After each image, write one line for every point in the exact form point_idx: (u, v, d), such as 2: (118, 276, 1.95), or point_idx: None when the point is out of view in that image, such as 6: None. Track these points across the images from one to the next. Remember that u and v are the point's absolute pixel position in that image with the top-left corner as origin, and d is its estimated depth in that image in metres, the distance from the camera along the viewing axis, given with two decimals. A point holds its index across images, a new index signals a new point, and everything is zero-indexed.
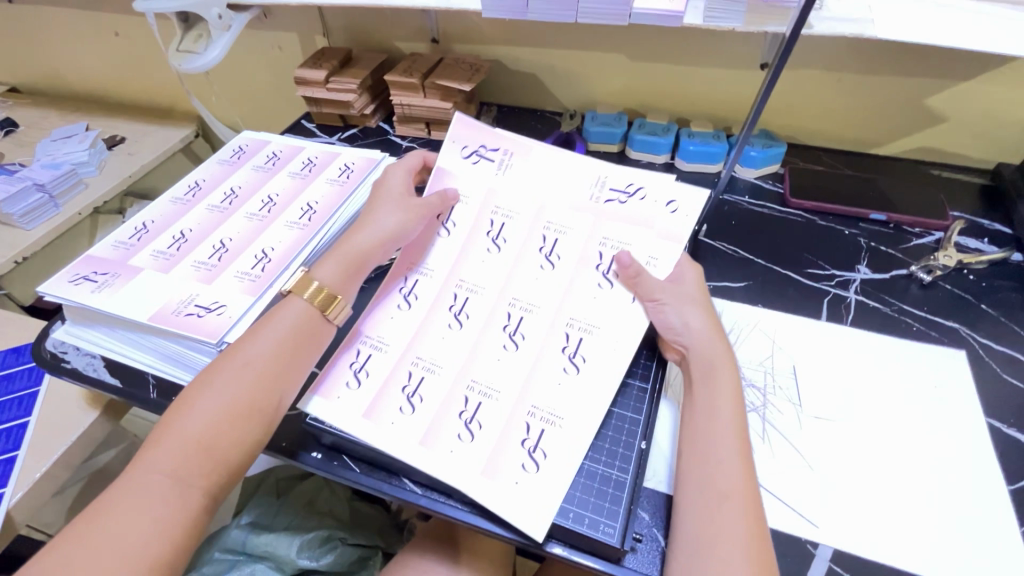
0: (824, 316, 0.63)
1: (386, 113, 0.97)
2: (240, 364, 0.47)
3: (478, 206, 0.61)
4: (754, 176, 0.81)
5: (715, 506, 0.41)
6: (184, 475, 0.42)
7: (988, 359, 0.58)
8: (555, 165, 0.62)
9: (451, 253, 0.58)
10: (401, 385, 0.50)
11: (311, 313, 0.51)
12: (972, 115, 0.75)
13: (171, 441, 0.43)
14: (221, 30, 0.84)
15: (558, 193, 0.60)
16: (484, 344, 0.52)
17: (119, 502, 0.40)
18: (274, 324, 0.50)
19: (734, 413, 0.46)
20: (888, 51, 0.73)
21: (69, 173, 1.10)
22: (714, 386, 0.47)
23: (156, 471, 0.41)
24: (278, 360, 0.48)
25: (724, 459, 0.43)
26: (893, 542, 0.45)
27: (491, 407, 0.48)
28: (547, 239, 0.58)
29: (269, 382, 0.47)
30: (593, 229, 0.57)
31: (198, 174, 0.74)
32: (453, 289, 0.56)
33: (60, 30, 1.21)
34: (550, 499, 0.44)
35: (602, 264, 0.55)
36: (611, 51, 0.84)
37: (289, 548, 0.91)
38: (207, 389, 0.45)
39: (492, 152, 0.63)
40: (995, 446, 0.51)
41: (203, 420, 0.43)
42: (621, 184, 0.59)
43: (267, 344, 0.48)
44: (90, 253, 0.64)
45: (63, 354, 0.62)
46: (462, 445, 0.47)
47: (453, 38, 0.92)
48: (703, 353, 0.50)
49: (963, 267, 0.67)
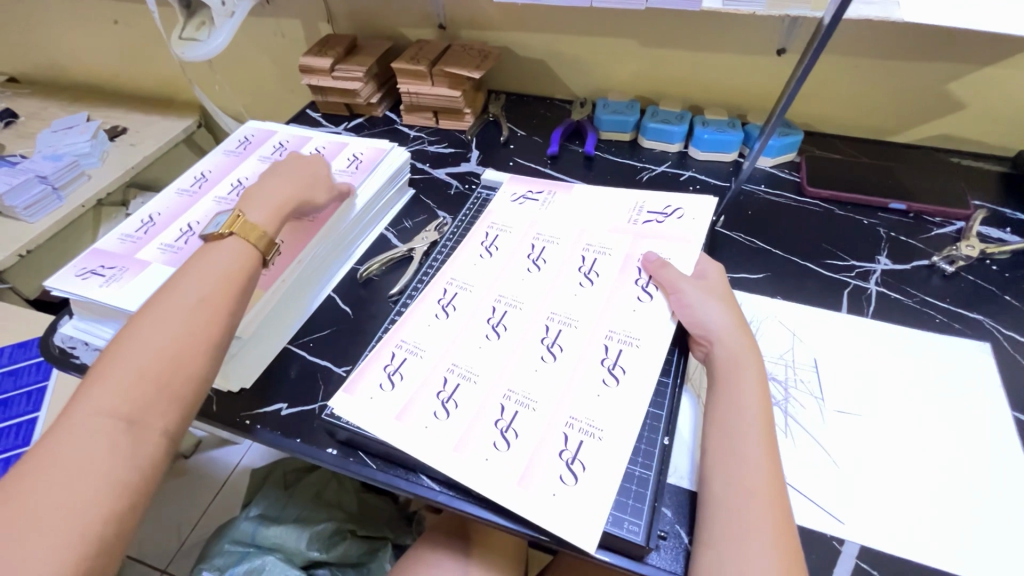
0: (845, 308, 0.62)
1: (393, 102, 0.95)
2: (180, 301, 0.46)
3: (522, 234, 0.63)
4: (770, 164, 0.80)
5: (741, 504, 0.40)
6: (132, 414, 0.40)
7: (1013, 351, 0.57)
8: (596, 199, 0.66)
9: (490, 273, 0.59)
10: (437, 389, 0.50)
11: (249, 251, 0.51)
12: (994, 101, 0.74)
13: (110, 380, 0.41)
14: (224, 18, 0.82)
15: (596, 220, 0.63)
16: (519, 353, 0.52)
17: (64, 443, 0.38)
18: (210, 265, 0.49)
19: (760, 409, 0.45)
20: (910, 35, 0.71)
21: (71, 164, 1.09)
22: (737, 383, 0.46)
23: (96, 410, 0.40)
24: (219, 295, 0.47)
25: (752, 455, 0.42)
26: (920, 539, 0.44)
27: (529, 416, 0.47)
28: (587, 259, 0.59)
29: (213, 316, 0.46)
30: (631, 249, 0.59)
31: (204, 165, 0.73)
32: (492, 303, 0.56)
33: (58, 18, 1.19)
34: (575, 499, 0.42)
35: (640, 278, 0.56)
36: (623, 37, 0.82)
37: (298, 541, 0.94)
38: (145, 326, 0.44)
39: (537, 195, 0.68)
40: (1021, 439, 0.50)
41: (143, 356, 0.42)
42: (658, 207, 0.63)
43: (204, 281, 0.48)
44: (97, 246, 0.63)
45: (72, 350, 0.61)
46: (497, 453, 0.45)
47: (461, 23, 0.90)
48: (725, 349, 0.49)
49: (985, 257, 0.66)
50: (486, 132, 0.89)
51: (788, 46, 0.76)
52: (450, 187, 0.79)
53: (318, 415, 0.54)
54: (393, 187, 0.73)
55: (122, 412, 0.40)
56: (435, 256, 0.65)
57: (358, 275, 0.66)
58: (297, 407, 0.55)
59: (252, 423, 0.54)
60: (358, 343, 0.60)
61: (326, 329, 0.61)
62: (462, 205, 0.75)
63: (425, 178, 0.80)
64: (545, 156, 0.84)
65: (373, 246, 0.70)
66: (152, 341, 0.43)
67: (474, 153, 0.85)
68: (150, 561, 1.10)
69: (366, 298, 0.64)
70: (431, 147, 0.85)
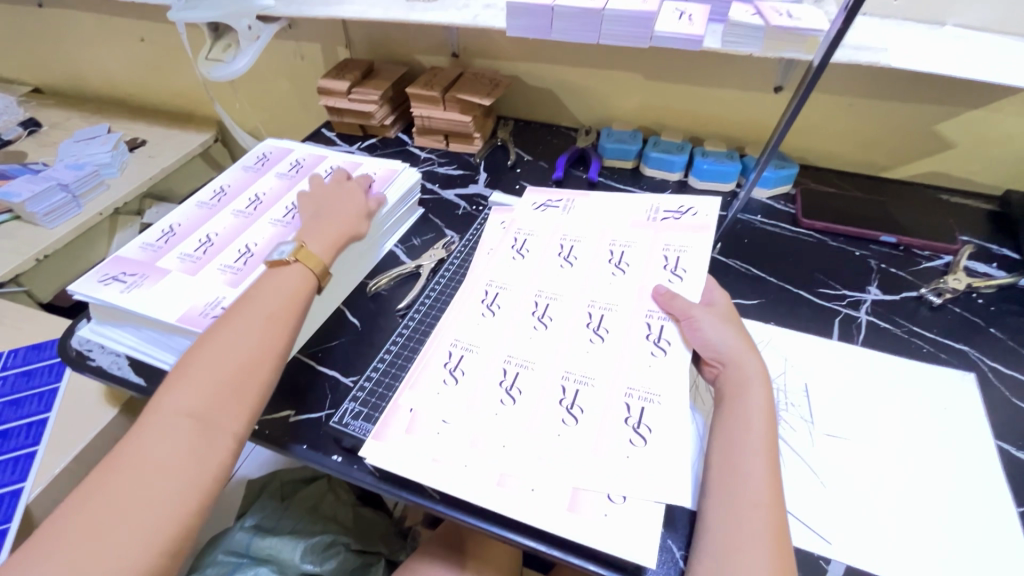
0: (835, 335, 0.64)
1: (406, 124, 0.99)
2: (252, 313, 0.50)
3: (550, 236, 0.67)
4: (767, 196, 0.83)
5: (743, 514, 0.42)
6: (210, 418, 0.43)
7: (997, 381, 0.59)
8: (613, 205, 0.69)
9: (527, 271, 0.63)
10: (498, 379, 0.53)
11: (308, 277, 0.55)
12: (981, 143, 0.77)
13: (187, 384, 0.44)
14: (250, 41, 0.86)
15: (620, 223, 0.67)
16: (567, 344, 0.55)
17: (135, 448, 0.41)
18: (277, 283, 0.53)
19: (765, 425, 0.47)
20: (900, 79, 0.74)
21: (92, 173, 1.13)
22: (746, 399, 0.48)
23: (179, 409, 0.43)
24: (280, 312, 0.50)
25: (754, 471, 0.44)
26: (903, 561, 0.46)
27: (530, 375, 0.53)
28: (615, 253, 0.63)
29: (273, 334, 0.49)
30: (654, 240, 0.64)
31: (223, 180, 0.76)
32: (533, 298, 0.60)
33: (88, 35, 1.24)
34: (559, 501, 0.45)
35: (668, 265, 0.61)
36: (628, 71, 0.87)
37: (293, 553, 0.93)
38: (219, 338, 0.48)
39: (556, 203, 0.72)
40: (1005, 467, 0.52)
41: (212, 366, 0.45)
42: (673, 207, 0.67)
43: (275, 296, 0.51)
44: (119, 253, 0.65)
45: (88, 352, 0.63)
46: (567, 428, 0.49)
47: (473, 53, 0.94)
48: (738, 370, 0.50)
49: (972, 291, 0.69)
50: (494, 156, 0.92)
51: (784, 83, 0.80)
52: (458, 208, 0.82)
53: (325, 423, 0.56)
54: (403, 206, 0.76)
55: (197, 412, 0.43)
56: (443, 274, 0.69)
57: (367, 289, 0.69)
58: (304, 414, 0.57)
59: (262, 429, 0.55)
60: (365, 352, 0.62)
61: (336, 338, 0.64)
62: (469, 226, 0.78)
63: (434, 198, 0.84)
64: (550, 179, 0.87)
65: (382, 262, 0.73)
66: (229, 351, 0.46)
67: (482, 175, 0.88)
68: None
69: (374, 311, 0.67)
70: (441, 169, 0.89)
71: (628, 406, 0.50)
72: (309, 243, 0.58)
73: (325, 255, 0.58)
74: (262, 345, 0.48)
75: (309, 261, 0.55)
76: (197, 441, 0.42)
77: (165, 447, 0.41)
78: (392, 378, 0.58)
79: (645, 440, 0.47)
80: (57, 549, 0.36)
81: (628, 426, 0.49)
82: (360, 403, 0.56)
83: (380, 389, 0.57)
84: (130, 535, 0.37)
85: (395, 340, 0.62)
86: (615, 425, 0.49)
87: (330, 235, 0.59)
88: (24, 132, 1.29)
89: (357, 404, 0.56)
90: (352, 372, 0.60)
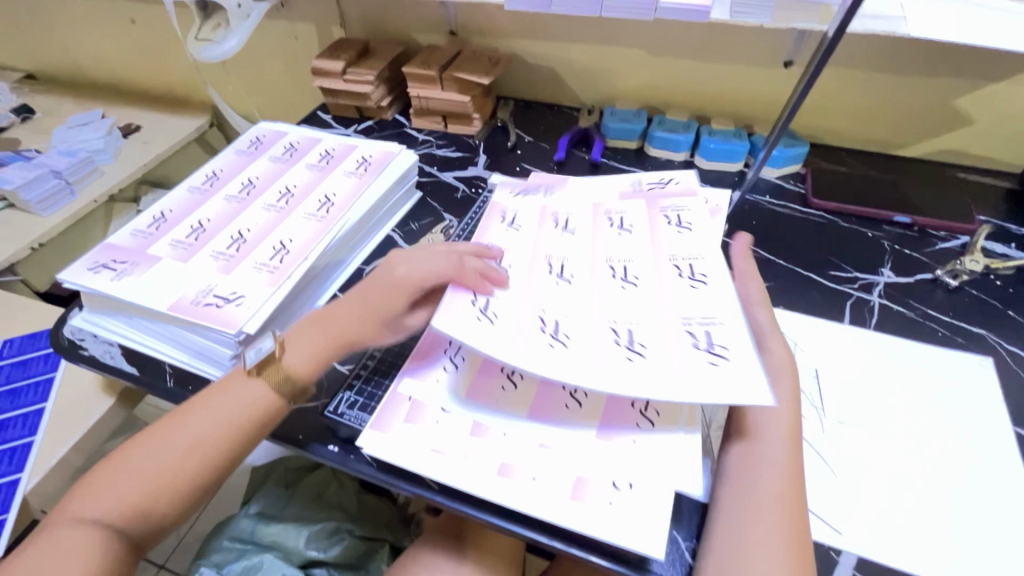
0: (846, 319, 0.62)
1: (403, 105, 0.96)
2: (219, 408, 0.47)
3: (539, 213, 0.63)
4: (776, 175, 0.80)
5: (764, 504, 0.40)
6: (142, 508, 0.43)
7: (1015, 366, 0.57)
8: (602, 183, 0.68)
9: (527, 241, 0.59)
10: (499, 364, 0.52)
11: (269, 399, 0.49)
12: (1001, 118, 0.74)
13: (140, 468, 0.44)
14: (240, 19, 0.83)
15: (608, 194, 0.66)
16: (600, 290, 0.52)
17: (79, 518, 0.42)
18: (252, 381, 0.49)
19: (791, 415, 0.46)
20: (917, 51, 0.71)
21: (85, 160, 1.11)
22: (777, 389, 0.47)
23: (124, 492, 0.43)
24: (249, 414, 0.48)
25: (771, 463, 0.42)
26: (917, 552, 0.44)
27: (575, 321, 0.49)
28: (613, 218, 0.62)
29: (235, 434, 0.47)
30: (650, 206, 0.63)
31: (215, 164, 0.74)
32: (544, 261, 0.56)
33: (78, 18, 1.21)
34: (558, 490, 0.43)
35: (671, 222, 0.60)
36: (632, 47, 0.83)
37: (297, 539, 0.93)
38: (184, 423, 0.46)
39: (535, 185, 0.69)
40: (1023, 455, 0.50)
41: (166, 458, 0.44)
42: (656, 180, 0.67)
43: (248, 392, 0.48)
44: (109, 241, 0.63)
45: (80, 341, 0.62)
46: (571, 413, 0.48)
47: (471, 30, 0.91)
48: (776, 359, 0.49)
49: (989, 272, 0.66)
50: (494, 138, 0.90)
51: (795, 57, 0.77)
52: (457, 191, 0.80)
53: (320, 413, 0.54)
54: (401, 188, 0.74)
55: (137, 501, 0.43)
56: None
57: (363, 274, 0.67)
58: (302, 403, 0.55)
59: None
60: None
61: None
62: (468, 209, 0.76)
63: (432, 181, 0.81)
64: (551, 162, 0.84)
65: (379, 247, 0.71)
66: (185, 444, 0.45)
67: (482, 157, 0.86)
68: (148, 556, 1.10)
69: None
70: (439, 152, 0.86)
71: None
72: (291, 354, 0.51)
73: (308, 355, 0.51)
74: (219, 441, 0.46)
75: (274, 376, 0.50)
76: (123, 529, 0.42)
77: (99, 528, 0.41)
78: (388, 365, 0.57)
79: (654, 424, 0.46)
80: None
81: (636, 410, 0.47)
82: (356, 393, 0.55)
83: (377, 377, 0.56)
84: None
85: None
86: (621, 416, 0.47)
87: (320, 345, 0.52)
88: (16, 119, 1.26)
89: (353, 393, 0.55)
90: (349, 359, 0.59)
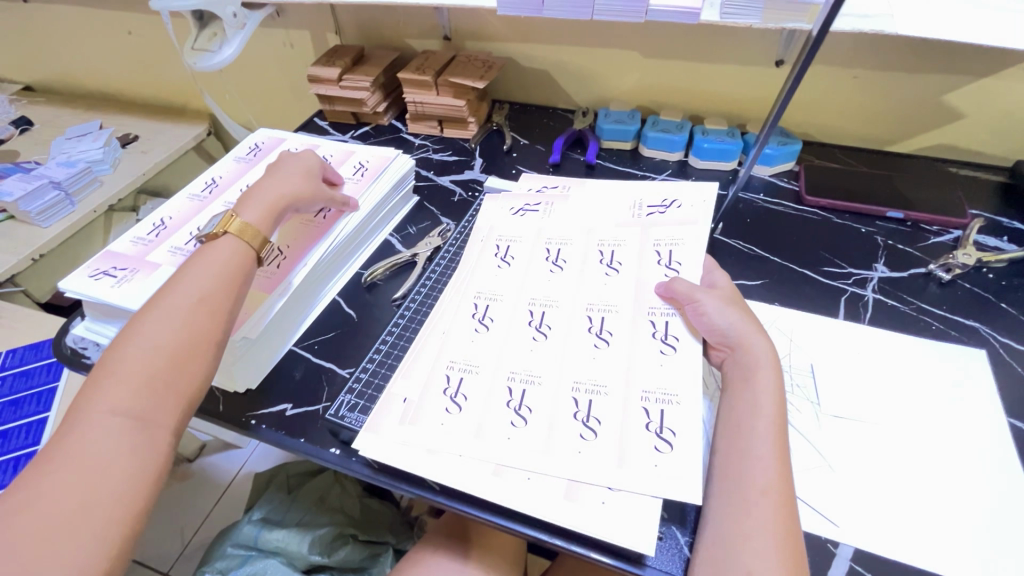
0: (841, 314, 0.63)
1: (399, 111, 0.97)
2: (178, 298, 0.46)
3: (533, 241, 0.64)
4: (769, 173, 0.81)
5: (751, 500, 0.41)
6: (145, 413, 0.41)
7: (1007, 357, 0.58)
8: (602, 200, 0.67)
9: (515, 279, 0.60)
10: (505, 400, 0.50)
11: (244, 250, 0.52)
12: (990, 112, 0.75)
13: (116, 382, 0.41)
14: (236, 29, 0.84)
15: (604, 218, 0.65)
16: (571, 350, 0.52)
17: (69, 453, 0.38)
18: (214, 256, 0.51)
19: (775, 411, 0.45)
20: (907, 47, 0.72)
21: (84, 170, 1.12)
22: (753, 385, 0.46)
23: (109, 410, 0.40)
24: (213, 294, 0.48)
25: (763, 457, 0.42)
26: (913, 542, 0.45)
27: (604, 401, 0.48)
28: (605, 253, 0.61)
29: (209, 317, 0.47)
30: (644, 236, 0.61)
31: (215, 172, 0.75)
32: (527, 306, 0.57)
33: (74, 30, 1.22)
34: (554, 487, 0.44)
35: (662, 260, 0.58)
36: (624, 48, 0.84)
37: (300, 545, 0.94)
38: (139, 328, 0.44)
39: (535, 206, 0.68)
40: (1017, 446, 0.51)
41: (142, 359, 0.42)
42: (657, 201, 0.65)
43: (206, 278, 0.48)
44: (109, 248, 0.64)
45: (83, 350, 0.62)
46: (587, 444, 0.46)
47: (465, 35, 0.92)
48: (747, 353, 0.48)
49: (982, 266, 0.67)
50: (489, 141, 0.90)
51: (787, 57, 0.78)
52: (453, 195, 0.80)
53: (322, 416, 0.55)
54: (397, 194, 0.75)
55: (131, 411, 0.41)
56: (438, 262, 0.68)
57: (362, 279, 0.68)
58: (302, 408, 0.56)
59: (256, 422, 0.55)
60: (362, 344, 0.61)
61: (331, 331, 0.63)
62: (464, 212, 0.77)
63: (429, 186, 0.82)
64: (547, 164, 0.85)
65: (378, 251, 0.72)
66: (156, 344, 0.43)
67: (477, 161, 0.86)
68: (153, 564, 1.11)
69: (370, 302, 0.65)
70: (437, 156, 0.87)
71: (647, 410, 0.47)
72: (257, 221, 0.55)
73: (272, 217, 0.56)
74: (196, 328, 0.46)
75: (244, 233, 0.53)
76: (137, 440, 0.40)
77: (102, 450, 0.38)
78: (387, 370, 0.57)
79: (671, 446, 0.45)
80: (20, 545, 0.34)
81: (651, 432, 0.46)
82: (356, 396, 0.55)
83: (376, 380, 0.56)
84: (90, 541, 0.36)
85: (391, 329, 0.61)
86: (617, 416, 0.47)
87: (265, 201, 0.57)
88: (15, 131, 1.28)
89: (353, 396, 0.55)
90: (350, 364, 0.59)
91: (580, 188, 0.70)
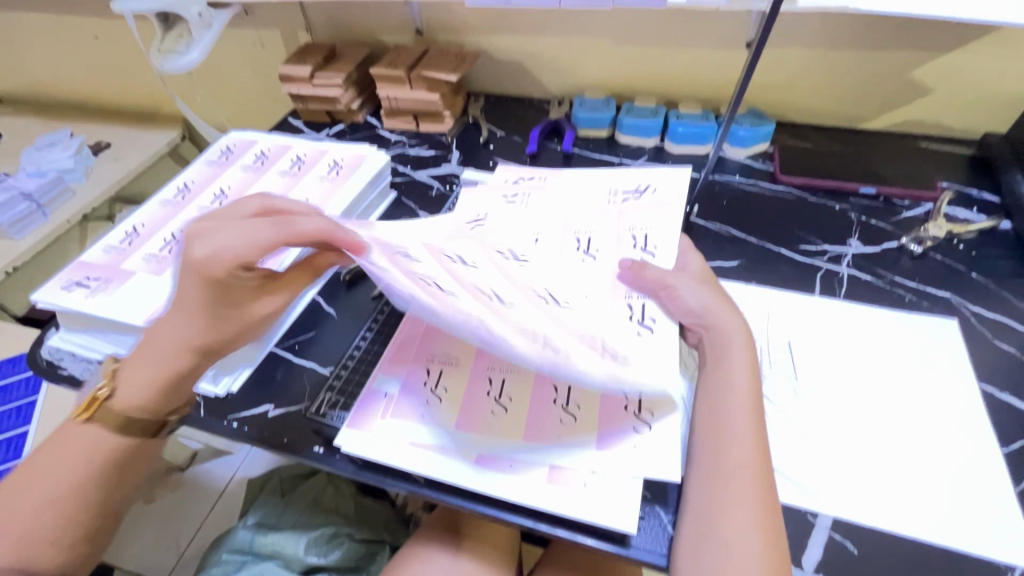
0: (817, 291, 0.63)
1: (373, 107, 0.96)
2: None
3: (510, 232, 0.64)
4: (744, 155, 0.82)
5: (729, 475, 0.41)
6: None
7: (979, 325, 0.59)
8: (579, 189, 0.67)
9: None
10: (485, 390, 0.50)
11: None
12: (957, 86, 0.76)
13: None
14: (202, 29, 0.83)
15: (581, 206, 0.65)
16: None
17: None
18: None
19: (750, 386, 0.46)
20: (871, 25, 0.73)
21: (54, 181, 1.10)
22: (729, 362, 0.47)
23: None
24: None
25: (739, 432, 0.43)
26: (889, 509, 0.46)
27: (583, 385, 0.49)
28: (581, 240, 0.61)
29: None
30: (621, 221, 0.62)
31: (187, 176, 0.74)
32: None
33: (39, 38, 1.20)
34: (534, 473, 0.44)
35: (638, 244, 0.59)
36: (596, 36, 0.84)
37: (296, 547, 0.94)
38: None
39: (512, 197, 0.68)
40: (987, 410, 0.52)
41: None
42: (635, 185, 0.66)
43: None
44: (82, 258, 0.63)
45: (59, 362, 0.60)
46: (566, 428, 0.46)
47: (438, 29, 0.91)
48: (721, 332, 0.50)
49: (952, 237, 0.68)
50: (466, 134, 0.90)
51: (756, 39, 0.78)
52: (431, 189, 0.80)
53: (304, 415, 0.54)
54: (374, 191, 0.74)
55: None
56: None
57: (341, 276, 0.67)
58: (284, 409, 0.55)
59: (238, 425, 0.54)
60: (343, 342, 0.61)
61: (311, 331, 0.62)
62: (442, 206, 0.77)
63: (406, 181, 0.82)
64: (524, 154, 0.85)
65: None
66: None
67: (454, 154, 0.86)
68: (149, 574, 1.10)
69: (350, 300, 0.65)
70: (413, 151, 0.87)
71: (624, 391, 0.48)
72: None
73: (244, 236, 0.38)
74: None
75: None
76: None
77: None
78: (368, 365, 0.57)
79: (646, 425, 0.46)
80: None
81: (628, 412, 0.47)
82: (337, 393, 0.55)
83: (357, 377, 0.56)
84: None
85: (371, 325, 0.61)
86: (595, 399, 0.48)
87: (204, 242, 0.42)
88: None
89: (334, 393, 0.55)
90: (332, 362, 0.59)
91: (556, 178, 0.70)
